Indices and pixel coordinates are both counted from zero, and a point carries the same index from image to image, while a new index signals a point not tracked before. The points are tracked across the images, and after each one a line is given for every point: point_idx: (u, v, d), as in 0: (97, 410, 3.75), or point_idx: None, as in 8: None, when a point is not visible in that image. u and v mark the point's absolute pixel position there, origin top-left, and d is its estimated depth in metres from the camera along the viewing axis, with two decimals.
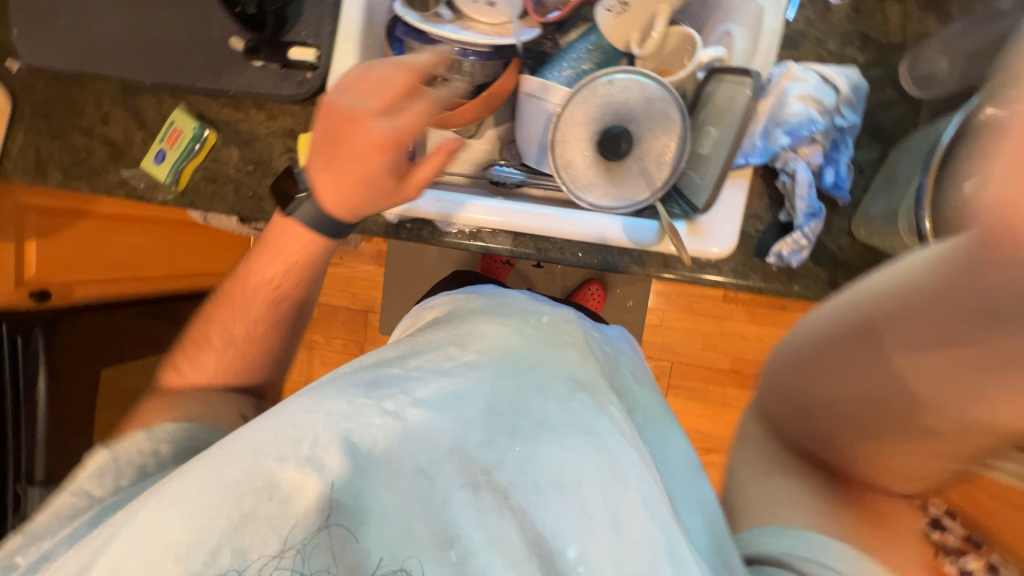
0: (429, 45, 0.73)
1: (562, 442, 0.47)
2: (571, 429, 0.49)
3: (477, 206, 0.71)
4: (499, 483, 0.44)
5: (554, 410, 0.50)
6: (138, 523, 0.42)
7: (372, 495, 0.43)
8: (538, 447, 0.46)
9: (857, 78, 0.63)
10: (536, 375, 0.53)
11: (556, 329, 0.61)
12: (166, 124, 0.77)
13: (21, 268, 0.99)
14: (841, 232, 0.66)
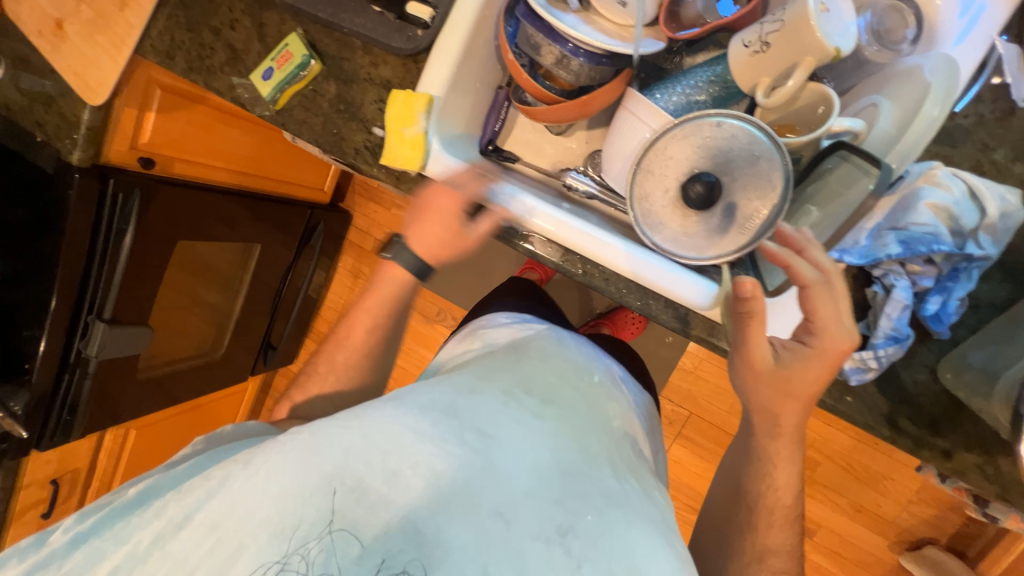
0: (543, 33, 0.70)
1: (630, 519, 0.50)
2: (636, 507, 0.52)
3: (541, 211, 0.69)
4: (573, 548, 0.47)
5: (614, 483, 0.53)
6: (238, 490, 0.50)
7: (453, 525, 0.47)
8: (606, 522, 0.49)
9: (1014, 204, 0.52)
10: (597, 438, 0.56)
11: (609, 395, 0.65)
12: (281, 43, 0.80)
13: (137, 136, 1.09)
14: (923, 367, 0.57)
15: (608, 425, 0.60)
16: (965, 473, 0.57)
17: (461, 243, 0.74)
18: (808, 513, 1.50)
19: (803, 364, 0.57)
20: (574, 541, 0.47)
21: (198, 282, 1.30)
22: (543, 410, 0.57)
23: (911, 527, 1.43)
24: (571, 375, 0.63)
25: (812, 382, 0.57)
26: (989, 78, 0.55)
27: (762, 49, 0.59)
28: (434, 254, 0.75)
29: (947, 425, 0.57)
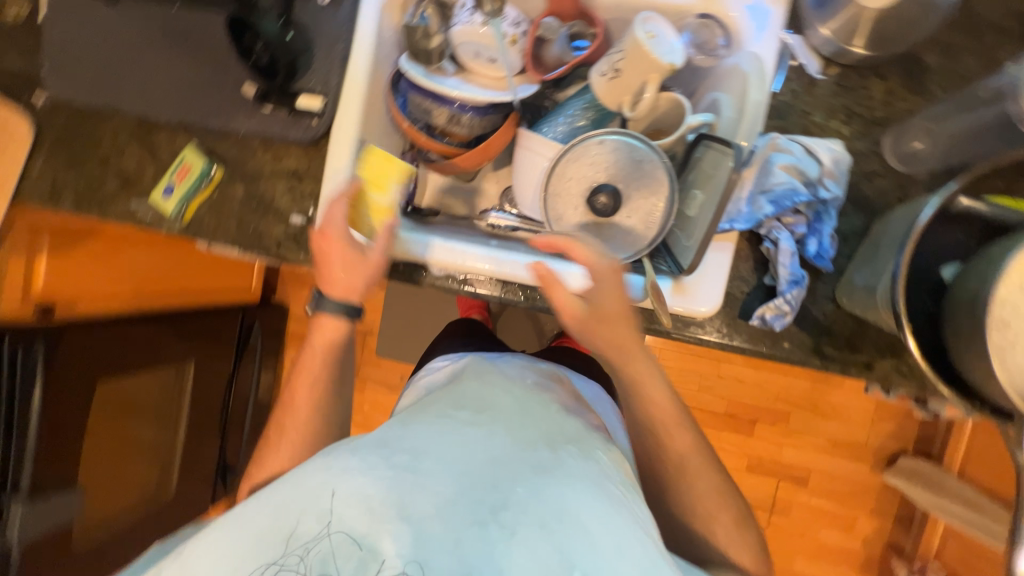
0: (430, 98, 0.77)
1: (571, 485, 0.51)
2: (575, 472, 0.53)
3: (472, 254, 0.74)
4: (514, 527, 0.47)
5: (548, 457, 0.54)
6: (175, 567, 0.48)
7: (388, 544, 0.45)
8: (542, 494, 0.49)
9: (840, 152, 0.64)
10: (528, 425, 0.58)
11: (539, 388, 0.68)
12: (177, 159, 0.80)
13: (28, 283, 1.03)
14: (826, 298, 0.67)
15: (543, 413, 0.62)
16: (888, 377, 0.66)
17: (368, 269, 0.72)
18: (796, 462, 1.61)
19: (606, 306, 0.64)
20: (516, 521, 0.47)
21: (126, 419, 1.18)
22: (473, 417, 0.58)
23: (882, 445, 1.56)
24: (499, 382, 0.67)
25: (619, 311, 0.64)
26: (791, 63, 0.68)
27: (616, 76, 0.69)
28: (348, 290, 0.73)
29: (860, 341, 0.67)
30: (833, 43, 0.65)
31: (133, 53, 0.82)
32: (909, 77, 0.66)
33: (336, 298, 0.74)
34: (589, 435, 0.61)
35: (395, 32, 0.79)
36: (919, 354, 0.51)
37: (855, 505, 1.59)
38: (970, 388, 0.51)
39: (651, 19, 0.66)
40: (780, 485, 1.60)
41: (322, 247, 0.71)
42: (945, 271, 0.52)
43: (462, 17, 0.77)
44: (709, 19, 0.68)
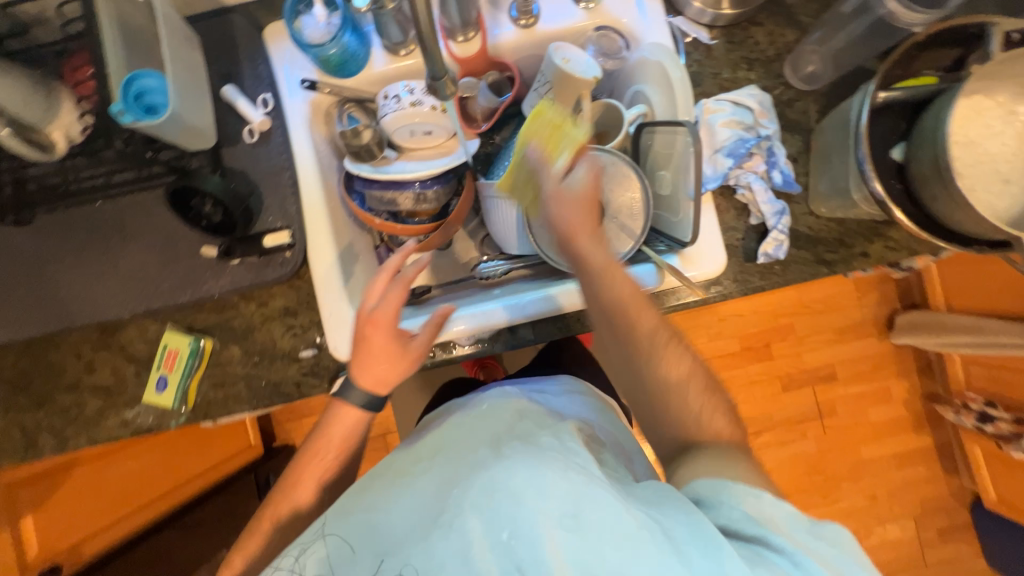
0: (390, 189, 0.78)
1: (508, 463, 0.49)
2: (517, 450, 0.51)
3: (494, 312, 0.74)
4: (456, 516, 0.47)
5: (497, 448, 0.53)
6: None
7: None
8: (483, 482, 0.48)
9: (760, 94, 0.72)
10: (474, 427, 0.59)
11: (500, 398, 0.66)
12: (157, 349, 0.75)
13: (21, 557, 0.89)
14: (805, 214, 0.74)
15: (492, 412, 0.61)
16: (885, 256, 0.74)
17: (406, 364, 0.64)
18: (820, 362, 1.74)
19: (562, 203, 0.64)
20: (459, 510, 0.47)
21: None
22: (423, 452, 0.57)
23: (875, 314, 1.73)
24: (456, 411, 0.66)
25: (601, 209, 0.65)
26: (684, 40, 0.76)
27: None
28: (380, 382, 0.64)
29: (849, 236, 0.74)
30: (706, 11, 0.74)
31: (61, 266, 0.76)
32: (780, 15, 0.76)
33: (365, 387, 0.64)
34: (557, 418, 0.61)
35: (328, 141, 0.80)
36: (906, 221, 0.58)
37: (882, 376, 1.75)
38: (963, 237, 0.57)
39: (563, 47, 0.72)
40: (816, 390, 1.72)
41: (364, 327, 0.63)
42: (895, 153, 0.60)
43: (390, 105, 0.76)
44: (606, 29, 0.76)
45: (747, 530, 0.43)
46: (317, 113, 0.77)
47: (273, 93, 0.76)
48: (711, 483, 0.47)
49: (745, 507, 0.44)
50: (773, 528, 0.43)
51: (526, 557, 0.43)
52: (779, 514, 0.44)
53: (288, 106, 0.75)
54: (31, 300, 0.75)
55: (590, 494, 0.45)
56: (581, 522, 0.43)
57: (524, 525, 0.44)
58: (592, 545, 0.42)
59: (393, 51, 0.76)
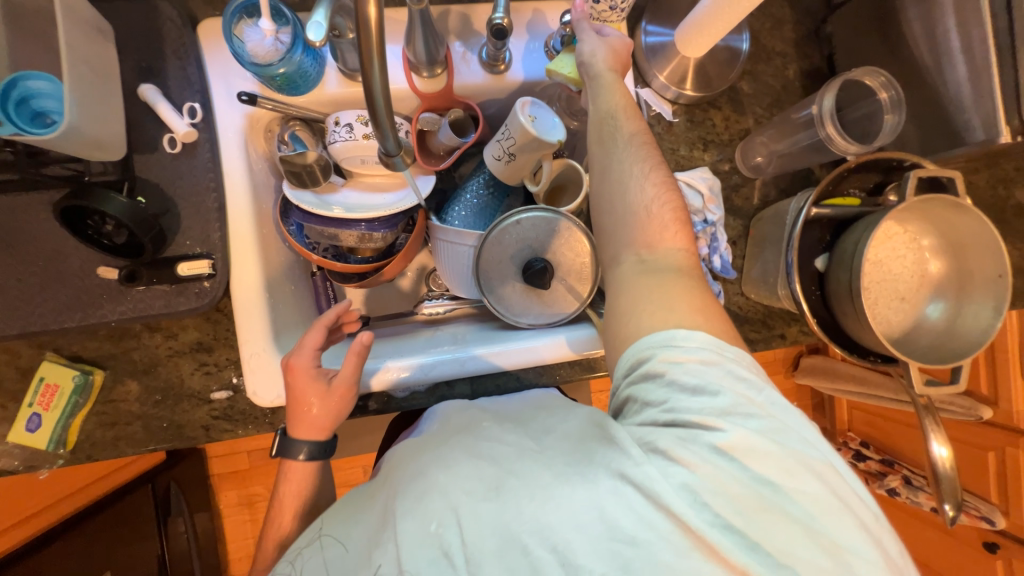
0: (332, 226, 0.72)
1: (441, 461, 0.49)
2: (445, 447, 0.52)
3: (435, 364, 0.73)
4: (392, 519, 0.46)
5: (453, 437, 0.54)
6: None
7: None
8: (426, 472, 0.49)
9: (712, 178, 0.75)
10: (445, 425, 0.59)
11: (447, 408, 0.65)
12: (32, 380, 0.65)
13: None
14: (737, 293, 0.80)
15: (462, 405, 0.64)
16: (799, 339, 0.81)
17: (339, 397, 0.64)
18: None
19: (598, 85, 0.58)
20: (396, 514, 0.47)
21: None
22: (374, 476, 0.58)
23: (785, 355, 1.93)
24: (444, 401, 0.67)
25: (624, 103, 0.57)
26: (648, 112, 0.78)
27: (511, 159, 0.72)
28: (316, 426, 0.64)
29: (771, 319, 0.80)
30: (670, 87, 0.76)
31: None
32: (737, 103, 0.79)
33: (302, 435, 0.64)
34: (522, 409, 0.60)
35: (266, 160, 0.72)
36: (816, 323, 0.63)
37: None
38: (862, 349, 0.64)
39: (530, 103, 0.69)
40: None
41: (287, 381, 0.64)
42: (818, 261, 0.65)
43: (341, 133, 0.71)
44: None
45: (679, 415, 0.43)
46: (254, 129, 0.70)
47: (202, 102, 0.66)
48: (652, 340, 0.47)
49: (667, 365, 0.45)
50: (690, 395, 0.44)
51: (454, 538, 0.43)
52: (695, 351, 0.45)
53: (219, 119, 0.66)
54: None
55: (507, 469, 0.46)
56: (501, 492, 0.44)
57: (452, 514, 0.44)
58: (511, 511, 0.43)
59: (350, 76, 0.69)
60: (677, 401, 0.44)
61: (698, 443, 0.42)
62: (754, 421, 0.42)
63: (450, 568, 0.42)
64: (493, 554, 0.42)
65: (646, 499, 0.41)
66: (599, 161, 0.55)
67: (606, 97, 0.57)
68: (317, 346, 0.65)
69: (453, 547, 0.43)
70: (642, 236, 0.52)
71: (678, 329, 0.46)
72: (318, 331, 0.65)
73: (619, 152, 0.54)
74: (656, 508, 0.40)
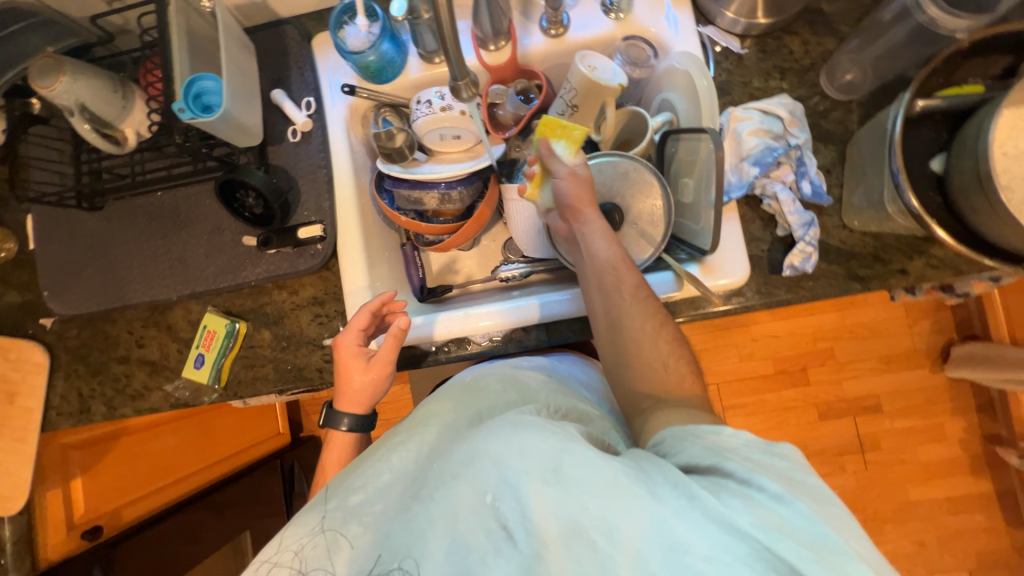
0: (417, 189, 0.81)
1: (489, 433, 0.50)
2: (494, 423, 0.53)
3: (509, 313, 0.76)
4: (448, 483, 0.48)
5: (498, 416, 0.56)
6: None
7: (343, 554, 0.50)
8: (473, 444, 0.50)
9: (792, 103, 0.71)
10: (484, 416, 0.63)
11: (485, 373, 0.72)
12: (198, 329, 0.82)
13: (70, 512, 0.99)
14: (838, 227, 0.71)
15: (499, 380, 0.71)
16: (925, 275, 0.70)
17: (376, 376, 0.71)
18: (861, 392, 1.65)
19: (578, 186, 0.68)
20: (451, 480, 0.49)
21: None
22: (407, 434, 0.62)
23: (928, 343, 1.62)
24: (482, 368, 0.75)
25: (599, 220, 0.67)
26: (714, 50, 0.76)
27: (574, 110, 0.75)
28: (357, 401, 0.72)
29: (885, 252, 0.70)
30: (739, 21, 0.74)
31: (118, 249, 0.83)
32: (819, 25, 0.74)
33: (346, 410, 0.73)
34: (541, 388, 0.69)
35: (363, 143, 0.85)
36: (950, 238, 0.53)
37: (934, 411, 1.63)
38: (1008, 255, 0.53)
39: (588, 54, 0.73)
40: (857, 421, 1.63)
41: (338, 356, 0.72)
42: (933, 164, 0.57)
43: (422, 109, 0.80)
44: (634, 39, 0.78)
45: (727, 466, 0.43)
46: (354, 117, 0.83)
47: (316, 97, 0.81)
48: (691, 437, 0.48)
49: (708, 441, 0.47)
50: (736, 453, 0.45)
51: (514, 514, 0.45)
52: (742, 443, 0.46)
53: (328, 110, 0.81)
54: (94, 279, 0.83)
55: (565, 451, 0.46)
56: (562, 476, 0.44)
57: (510, 489, 0.45)
58: (576, 497, 0.43)
59: (428, 59, 0.80)
60: (725, 463, 0.44)
61: (752, 489, 0.41)
62: (798, 483, 0.43)
63: (511, 543, 0.45)
64: (557, 540, 0.43)
65: (710, 516, 0.40)
66: (612, 320, 0.64)
67: (604, 248, 0.66)
68: (360, 329, 0.72)
69: (513, 523, 0.45)
70: (656, 388, 0.60)
71: (724, 428, 0.48)
72: (363, 318, 0.72)
73: (630, 302, 0.63)
74: (728, 532, 0.39)
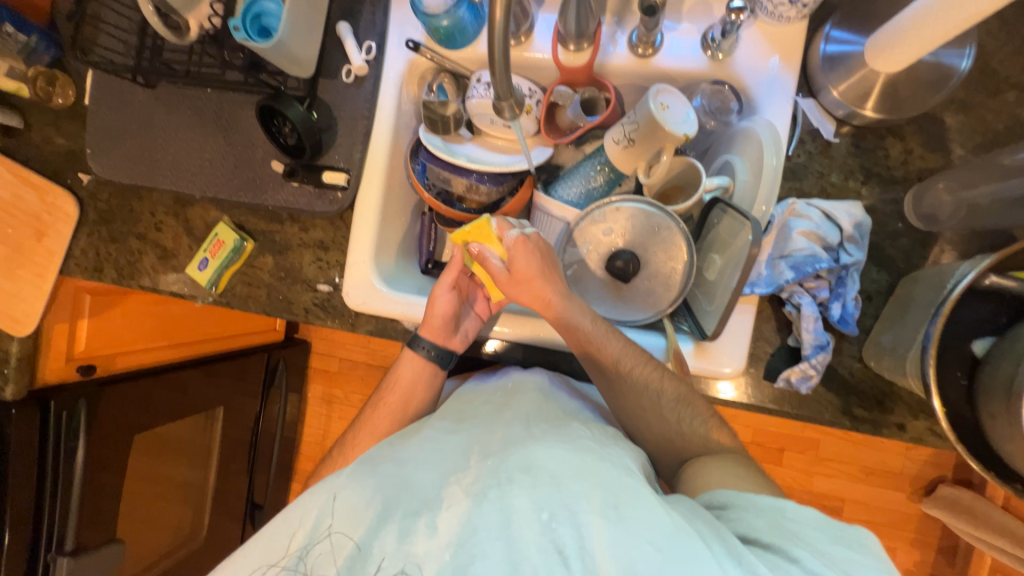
0: (448, 170, 0.79)
1: (548, 453, 0.57)
2: (550, 442, 0.59)
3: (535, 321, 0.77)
4: (506, 489, 0.54)
5: (545, 433, 0.61)
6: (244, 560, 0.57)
7: (395, 529, 0.54)
8: (533, 463, 0.57)
9: (860, 215, 0.64)
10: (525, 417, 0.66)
11: (527, 382, 0.73)
12: (210, 234, 0.85)
13: (71, 346, 1.09)
14: (852, 357, 0.66)
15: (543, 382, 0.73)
16: (923, 438, 0.65)
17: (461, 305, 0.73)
18: (828, 492, 1.61)
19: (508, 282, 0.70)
20: (507, 483, 0.55)
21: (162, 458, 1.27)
22: (460, 425, 0.67)
23: (918, 471, 1.56)
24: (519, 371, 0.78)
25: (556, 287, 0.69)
26: (804, 127, 0.68)
27: (630, 144, 0.70)
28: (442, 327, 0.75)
29: (891, 401, 0.66)
30: (842, 104, 0.66)
31: (158, 131, 0.85)
32: (930, 137, 0.66)
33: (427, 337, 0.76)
34: (584, 407, 0.71)
35: (414, 104, 0.82)
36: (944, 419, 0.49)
37: (893, 536, 1.59)
38: (1008, 469, 0.49)
39: (665, 90, 0.67)
40: (811, 516, 1.61)
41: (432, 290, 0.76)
42: (975, 344, 0.51)
43: (479, 89, 0.76)
44: (722, 85, 0.71)
45: (792, 550, 0.48)
46: (412, 74, 0.80)
47: (378, 43, 0.78)
48: (756, 509, 0.54)
49: (774, 512, 0.53)
50: (801, 538, 0.49)
51: (570, 538, 0.50)
52: (808, 525, 0.51)
53: (387, 60, 0.78)
54: (132, 153, 0.86)
55: (621, 493, 0.52)
56: (619, 514, 0.50)
57: (567, 512, 0.51)
58: (632, 539, 0.48)
59: None
60: (790, 546, 0.48)
61: None
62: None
63: (563, 566, 0.49)
64: None
65: None
66: (614, 394, 0.69)
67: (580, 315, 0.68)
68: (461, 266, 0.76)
69: (567, 545, 0.49)
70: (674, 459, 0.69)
71: (790, 503, 0.53)
72: (453, 272, 0.75)
73: (636, 383, 0.67)
74: None
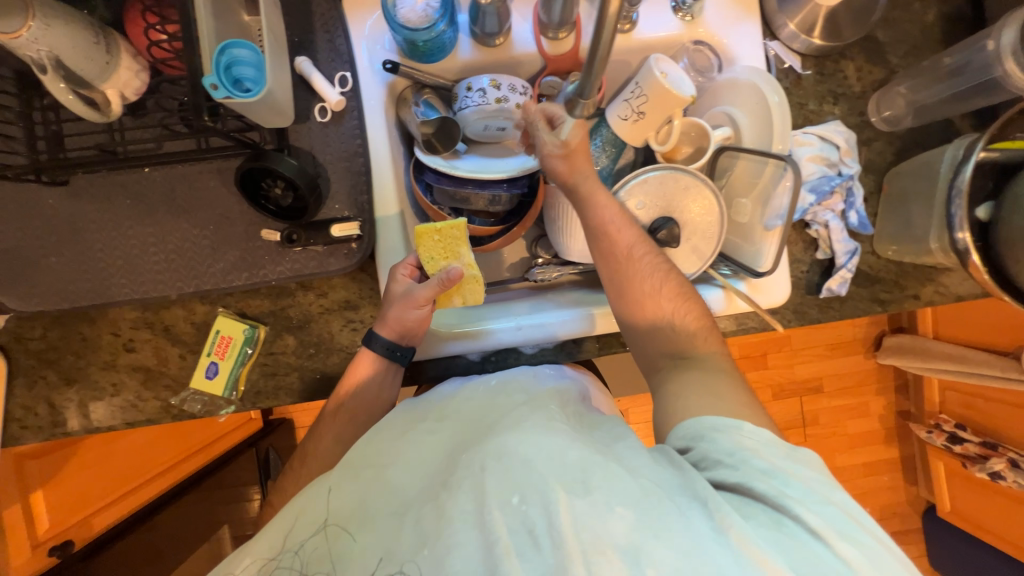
0: (461, 186, 0.74)
1: (523, 436, 0.51)
2: (528, 423, 0.53)
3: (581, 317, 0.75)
4: (478, 475, 0.49)
5: (528, 414, 0.56)
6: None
7: (369, 538, 0.49)
8: (511, 442, 0.51)
9: (845, 131, 0.73)
10: (503, 403, 0.61)
11: (513, 377, 0.66)
12: (209, 333, 0.72)
13: (33, 530, 0.87)
14: (868, 253, 0.77)
15: (521, 376, 0.67)
16: (933, 300, 0.78)
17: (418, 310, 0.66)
18: (809, 375, 1.85)
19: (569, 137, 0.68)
20: (479, 472, 0.49)
21: None
22: (438, 423, 0.60)
23: (867, 333, 1.85)
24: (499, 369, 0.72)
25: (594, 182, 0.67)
26: (777, 66, 0.76)
27: (640, 117, 0.72)
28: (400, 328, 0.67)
29: (905, 279, 0.77)
30: (799, 36, 0.73)
31: (93, 234, 0.69)
32: (872, 53, 0.76)
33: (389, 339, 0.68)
34: (566, 390, 0.65)
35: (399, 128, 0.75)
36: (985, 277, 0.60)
37: (863, 391, 1.88)
38: None
39: (660, 58, 0.69)
40: (803, 400, 1.85)
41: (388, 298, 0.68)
42: (980, 212, 0.62)
43: (473, 98, 0.71)
44: (702, 45, 0.75)
45: (757, 486, 0.47)
46: (392, 98, 0.73)
47: (351, 72, 0.71)
48: (723, 438, 0.50)
49: (731, 437, 0.50)
50: (760, 459, 0.48)
51: (541, 521, 0.44)
52: (758, 442, 0.50)
53: (364, 87, 0.70)
54: (62, 271, 0.69)
55: (597, 464, 0.47)
56: (591, 488, 0.45)
57: (539, 497, 0.45)
58: (602, 510, 0.44)
59: (482, 41, 0.72)
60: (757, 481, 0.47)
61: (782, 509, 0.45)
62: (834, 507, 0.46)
63: (534, 546, 0.44)
64: (580, 552, 0.42)
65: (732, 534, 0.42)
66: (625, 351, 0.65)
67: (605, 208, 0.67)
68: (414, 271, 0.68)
69: (538, 527, 0.44)
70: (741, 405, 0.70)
71: (745, 423, 0.51)
72: (433, 291, 0.64)
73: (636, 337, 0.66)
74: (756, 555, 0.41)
